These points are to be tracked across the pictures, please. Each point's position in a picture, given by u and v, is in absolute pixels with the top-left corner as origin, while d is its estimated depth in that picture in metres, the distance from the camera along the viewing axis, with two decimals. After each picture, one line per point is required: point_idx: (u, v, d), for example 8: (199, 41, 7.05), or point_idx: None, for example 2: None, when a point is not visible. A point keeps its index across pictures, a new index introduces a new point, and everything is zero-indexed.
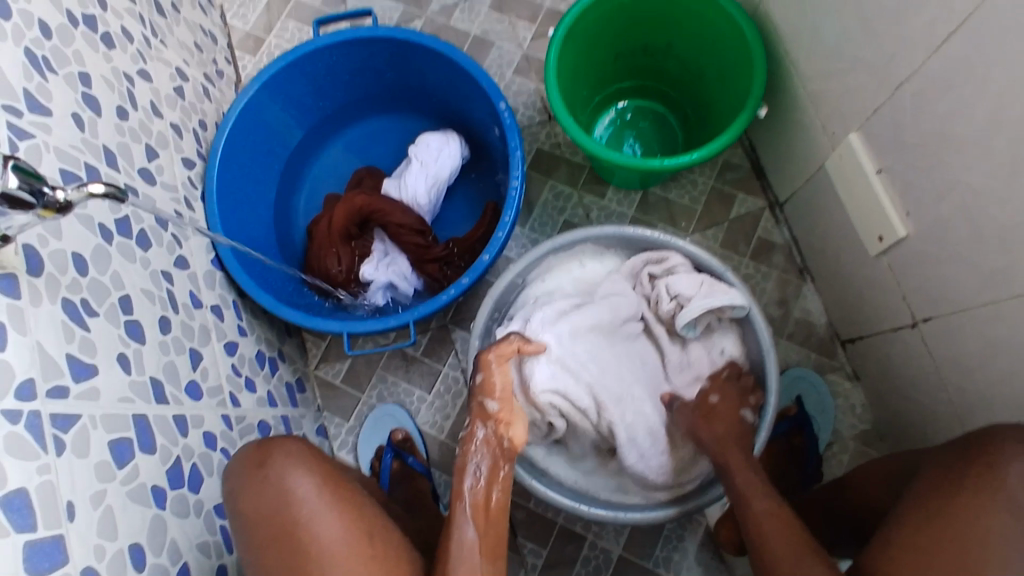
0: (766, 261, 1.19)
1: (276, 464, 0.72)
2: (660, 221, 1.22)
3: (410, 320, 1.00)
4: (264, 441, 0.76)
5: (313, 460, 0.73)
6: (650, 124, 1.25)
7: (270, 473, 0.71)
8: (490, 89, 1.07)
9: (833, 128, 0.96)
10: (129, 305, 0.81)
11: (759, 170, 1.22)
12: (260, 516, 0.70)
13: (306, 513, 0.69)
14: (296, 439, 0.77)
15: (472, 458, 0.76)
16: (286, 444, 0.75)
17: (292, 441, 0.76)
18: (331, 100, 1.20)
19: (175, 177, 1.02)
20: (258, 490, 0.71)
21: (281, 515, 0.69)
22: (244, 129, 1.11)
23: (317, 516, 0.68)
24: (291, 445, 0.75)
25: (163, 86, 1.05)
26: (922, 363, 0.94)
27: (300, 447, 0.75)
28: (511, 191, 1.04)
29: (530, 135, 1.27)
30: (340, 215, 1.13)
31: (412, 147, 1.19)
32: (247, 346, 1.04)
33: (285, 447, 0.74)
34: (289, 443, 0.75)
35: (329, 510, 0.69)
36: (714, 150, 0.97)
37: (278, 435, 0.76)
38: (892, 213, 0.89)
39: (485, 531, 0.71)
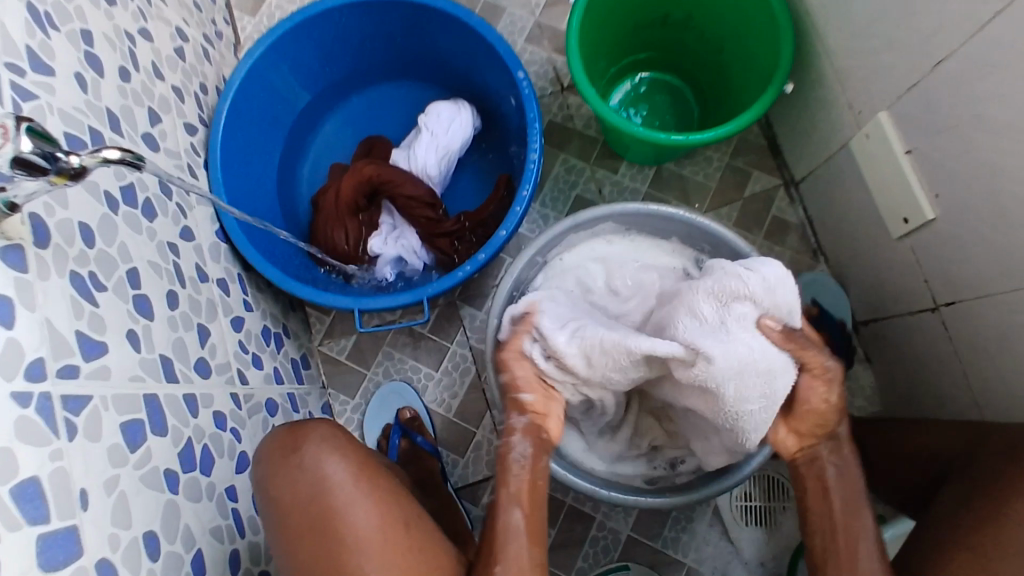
0: (780, 241, 1.17)
1: (310, 449, 0.73)
2: (673, 199, 1.20)
3: (424, 296, 0.97)
4: (297, 425, 0.77)
5: (347, 446, 0.75)
6: (665, 98, 1.22)
7: (304, 458, 0.73)
8: (508, 56, 1.02)
9: (860, 107, 0.94)
10: (136, 279, 0.77)
11: (775, 147, 1.20)
12: (293, 500, 0.71)
13: (342, 498, 0.71)
14: (327, 423, 0.78)
15: (511, 444, 0.78)
16: (318, 428, 0.76)
17: (324, 425, 0.77)
18: (337, 66, 1.15)
19: (178, 143, 0.97)
20: (292, 475, 0.72)
21: (316, 500, 0.71)
22: (248, 94, 1.05)
23: (352, 503, 0.71)
24: (323, 430, 0.76)
25: (164, 46, 0.99)
26: (939, 347, 0.93)
27: (331, 432, 0.76)
28: (530, 164, 1.00)
29: (542, 107, 1.23)
30: (347, 186, 1.09)
31: (422, 116, 1.15)
32: (254, 322, 1.00)
33: (320, 432, 0.75)
34: (321, 428, 0.76)
35: (365, 497, 0.72)
36: (739, 125, 0.94)
37: (311, 419, 0.77)
38: (920, 195, 0.88)
39: (530, 513, 0.75)
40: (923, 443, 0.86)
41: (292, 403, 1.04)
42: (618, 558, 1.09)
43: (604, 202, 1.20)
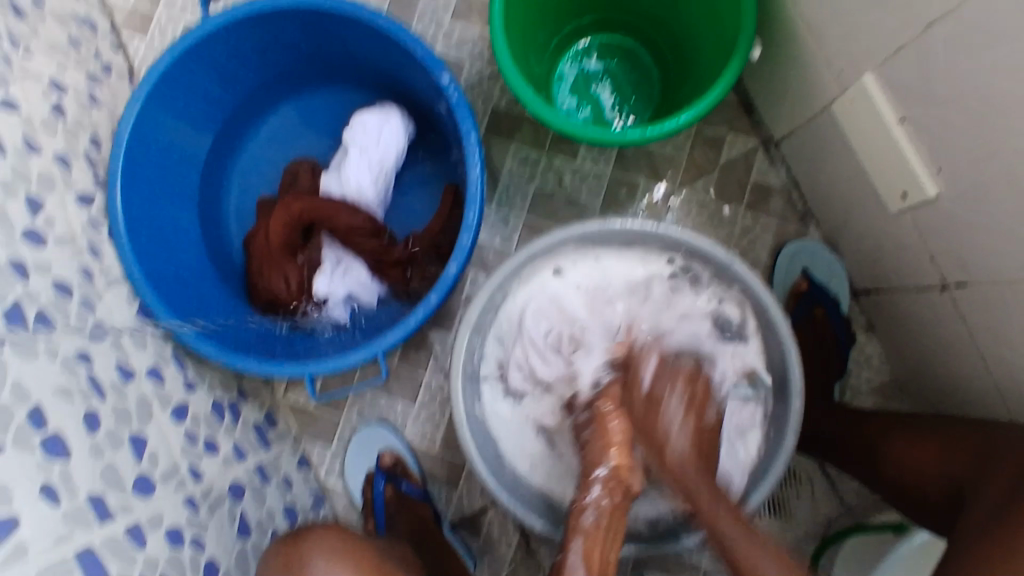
0: (764, 209, 1.06)
1: (316, 565, 0.73)
2: (642, 177, 1.08)
3: (378, 350, 0.88)
4: (298, 539, 0.76)
5: (352, 558, 0.75)
6: (618, 63, 1.08)
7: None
8: (428, 59, 0.89)
9: (840, 67, 0.81)
10: (42, 418, 0.68)
11: (747, 103, 1.07)
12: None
13: None
14: (332, 533, 0.77)
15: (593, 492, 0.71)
16: (320, 542, 0.75)
17: (321, 536, 0.76)
18: (240, 87, 1.01)
19: (71, 224, 0.85)
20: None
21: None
22: (144, 144, 0.92)
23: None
24: (327, 543, 0.75)
25: (38, 109, 0.85)
26: (952, 325, 0.84)
27: (334, 543, 0.76)
28: (471, 183, 0.88)
29: (482, 94, 1.09)
30: (277, 228, 0.98)
31: (347, 131, 1.02)
32: (199, 402, 0.91)
33: (320, 545, 0.75)
34: (326, 541, 0.76)
35: None
36: (703, 109, 0.82)
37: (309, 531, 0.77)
38: (918, 169, 0.76)
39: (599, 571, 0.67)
40: (912, 462, 0.75)
41: (262, 476, 0.96)
42: (631, 570, 1.05)
43: (567, 192, 1.08)
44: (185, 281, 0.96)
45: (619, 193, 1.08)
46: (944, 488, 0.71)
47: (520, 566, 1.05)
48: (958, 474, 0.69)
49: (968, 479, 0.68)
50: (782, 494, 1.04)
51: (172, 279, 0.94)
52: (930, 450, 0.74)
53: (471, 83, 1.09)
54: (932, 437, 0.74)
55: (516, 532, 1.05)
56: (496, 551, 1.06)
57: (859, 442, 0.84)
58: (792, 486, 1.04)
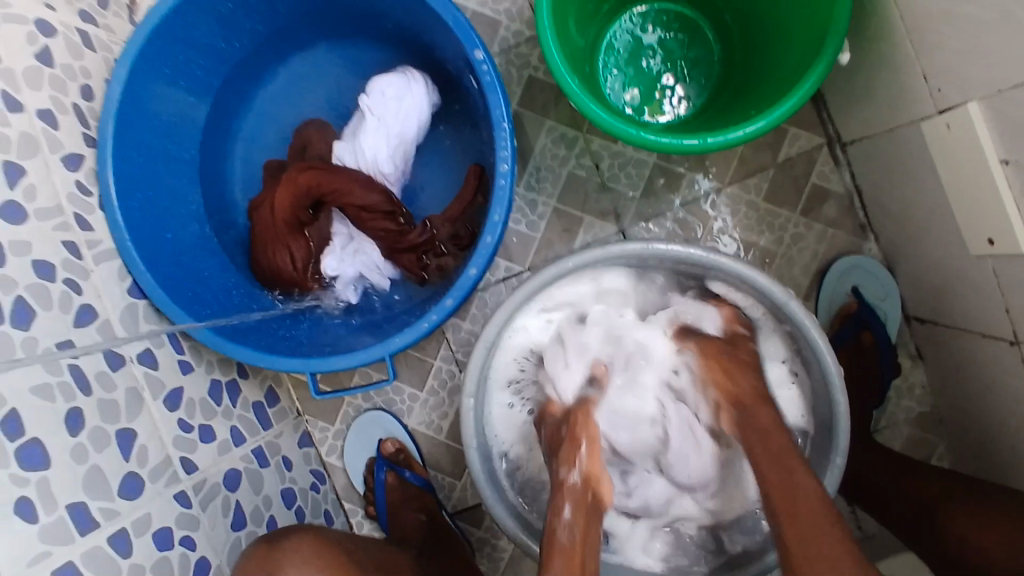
0: (820, 216, 0.96)
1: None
2: (690, 170, 0.98)
3: (386, 352, 0.82)
4: (273, 545, 0.72)
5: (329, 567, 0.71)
6: (675, 36, 0.96)
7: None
8: (462, 31, 0.78)
9: (938, 84, 0.69)
10: (18, 423, 0.63)
11: (818, 95, 0.95)
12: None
13: None
14: (308, 544, 0.73)
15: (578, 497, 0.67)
16: (299, 554, 0.71)
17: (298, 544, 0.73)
18: (247, 37, 0.90)
19: (56, 192, 0.77)
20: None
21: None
22: (138, 102, 0.83)
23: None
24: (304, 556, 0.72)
25: (20, 58, 0.75)
26: (1015, 382, 0.76)
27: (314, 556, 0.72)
28: (500, 179, 0.79)
29: (519, 59, 0.97)
30: (284, 199, 0.89)
31: (364, 95, 0.91)
32: (195, 386, 0.86)
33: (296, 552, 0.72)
34: (301, 554, 0.72)
35: None
36: (775, 118, 0.71)
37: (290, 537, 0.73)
38: (1014, 219, 0.66)
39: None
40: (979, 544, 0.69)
41: (260, 460, 0.92)
42: None
43: (604, 179, 0.98)
44: (184, 253, 0.89)
45: (660, 188, 0.98)
46: None
47: (520, 564, 1.02)
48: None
49: None
50: None
51: (168, 251, 0.87)
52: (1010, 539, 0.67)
53: (507, 46, 0.97)
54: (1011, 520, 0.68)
55: None
56: (497, 543, 1.03)
57: (918, 505, 0.77)
58: None
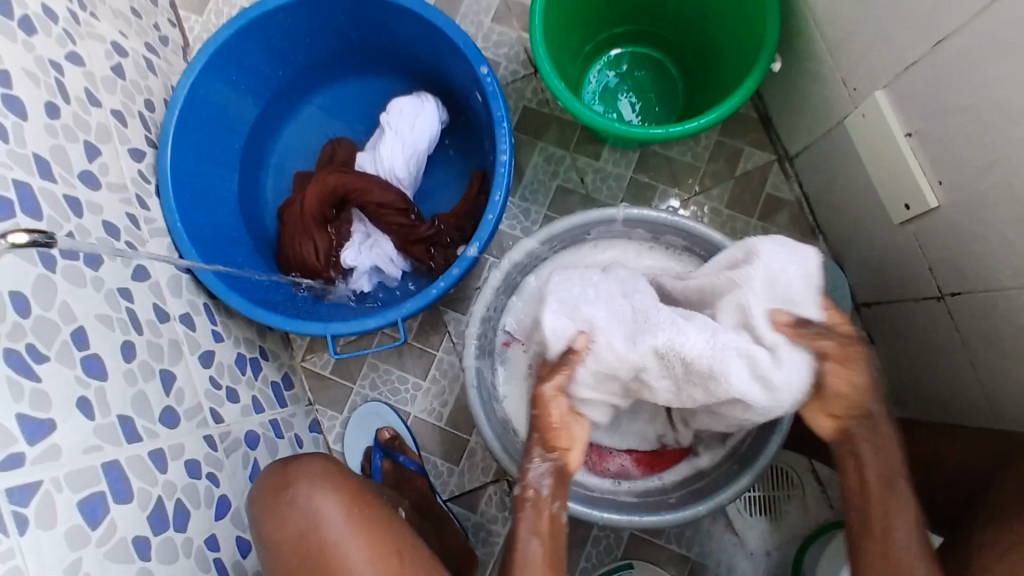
0: (776, 220, 1.11)
1: (301, 487, 0.73)
2: (661, 182, 1.13)
3: (398, 316, 0.93)
4: (290, 462, 0.76)
5: (338, 479, 0.74)
6: (645, 73, 1.14)
7: (295, 496, 0.72)
8: (469, 52, 0.95)
9: (854, 83, 0.86)
10: (84, 337, 0.73)
11: (767, 120, 1.12)
12: (281, 539, 0.71)
13: (333, 534, 0.70)
14: (320, 460, 0.77)
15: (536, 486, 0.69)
16: (310, 465, 0.75)
17: (316, 461, 0.76)
18: (288, 67, 1.08)
19: (122, 174, 0.91)
20: (281, 513, 0.72)
21: (305, 538, 0.70)
22: (195, 109, 0.98)
23: (343, 539, 0.70)
24: (317, 467, 0.75)
25: (100, 67, 0.91)
26: (947, 335, 0.88)
27: (325, 469, 0.75)
28: (500, 166, 0.93)
29: (515, 92, 1.15)
30: (312, 199, 1.03)
31: (383, 114, 1.08)
32: (225, 353, 0.96)
33: (310, 467, 0.75)
34: (313, 466, 0.75)
35: (355, 533, 0.70)
36: (725, 111, 0.87)
37: (302, 457, 0.76)
38: (921, 182, 0.81)
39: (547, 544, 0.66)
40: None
41: (275, 430, 1.00)
42: (621, 556, 1.07)
43: (588, 191, 1.13)
44: (222, 240, 1.02)
45: (636, 198, 1.13)
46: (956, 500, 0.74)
47: None
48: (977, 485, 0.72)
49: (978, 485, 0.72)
50: (774, 495, 1.06)
51: (208, 236, 1.00)
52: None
53: (505, 82, 1.16)
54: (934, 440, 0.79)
55: (512, 511, 1.09)
56: (492, 529, 1.09)
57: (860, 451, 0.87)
58: (784, 488, 1.06)
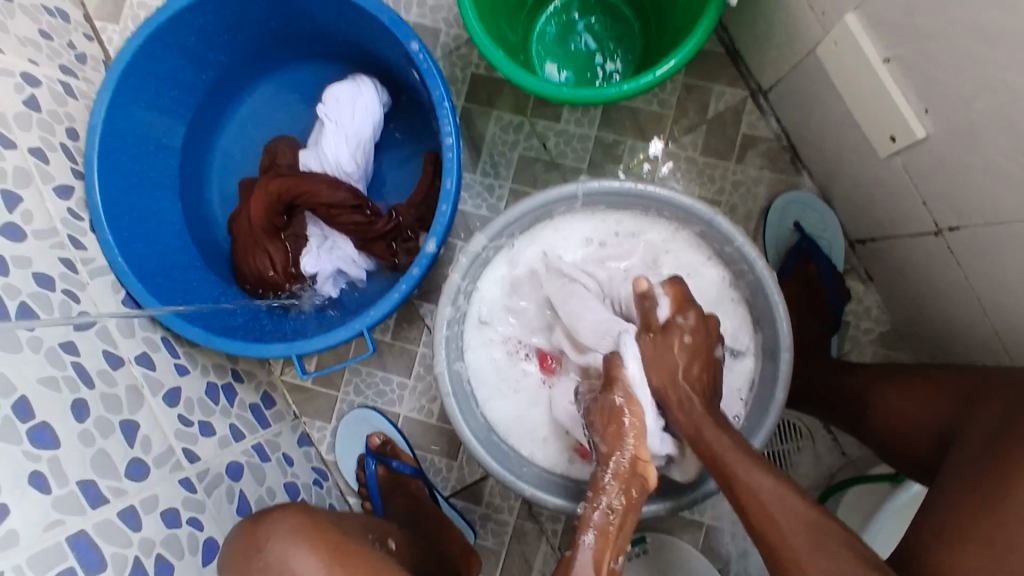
0: (756, 162, 1.04)
1: (272, 548, 0.71)
2: (629, 136, 1.05)
3: (364, 326, 0.88)
4: (259, 521, 0.75)
5: (311, 534, 0.72)
6: (598, 19, 1.04)
7: (267, 558, 0.70)
8: (398, 28, 0.86)
9: (822, 8, 0.77)
10: (28, 409, 0.68)
11: (735, 53, 1.03)
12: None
13: None
14: (291, 514, 0.75)
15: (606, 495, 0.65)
16: (282, 521, 0.74)
17: (287, 516, 0.74)
18: (211, 69, 1.00)
19: (50, 217, 0.84)
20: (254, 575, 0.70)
21: None
22: (117, 133, 0.92)
23: None
24: (289, 523, 0.74)
25: (10, 104, 0.84)
26: (949, 270, 0.82)
27: (297, 524, 0.73)
28: (447, 151, 0.86)
29: (460, 60, 1.07)
30: (258, 208, 0.97)
31: (321, 105, 1.00)
32: (193, 386, 0.92)
33: (280, 525, 0.73)
34: (285, 522, 0.73)
35: None
36: (686, 57, 0.79)
37: (274, 513, 0.75)
38: (906, 112, 0.73)
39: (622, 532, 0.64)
40: (903, 407, 0.75)
41: (261, 455, 0.97)
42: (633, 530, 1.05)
43: (552, 156, 1.06)
44: (171, 267, 0.97)
45: (603, 158, 1.05)
46: (932, 442, 0.69)
47: (522, 532, 1.06)
48: (946, 417, 0.68)
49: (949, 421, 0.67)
50: (783, 449, 1.02)
51: (156, 266, 0.94)
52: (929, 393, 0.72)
53: (448, 50, 1.07)
54: (915, 381, 0.75)
55: (517, 498, 1.06)
56: (499, 518, 1.06)
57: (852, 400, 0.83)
58: (793, 440, 1.02)
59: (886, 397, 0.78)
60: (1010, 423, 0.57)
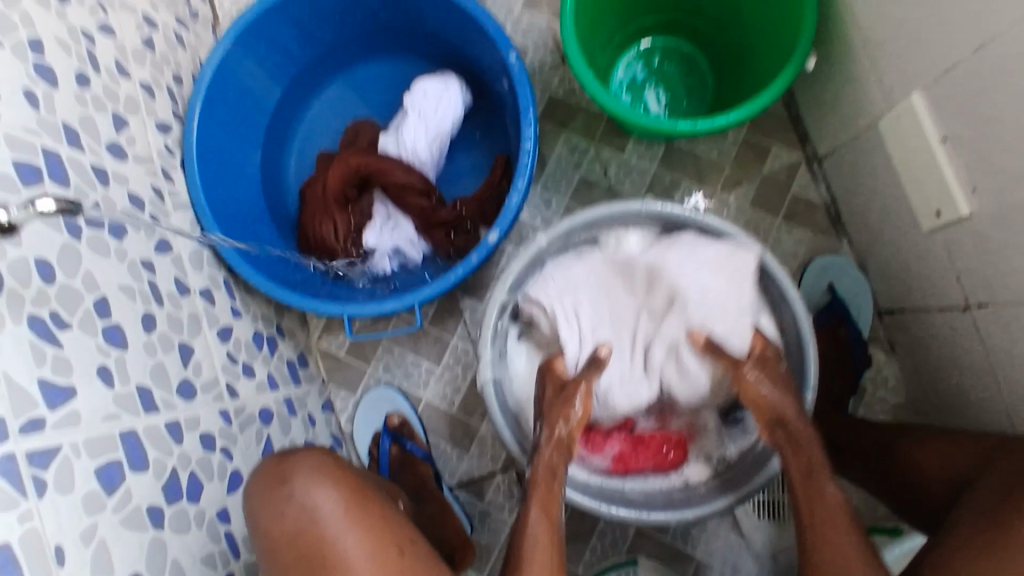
0: (801, 221, 1.10)
1: (297, 481, 0.74)
2: (685, 177, 1.12)
3: (415, 301, 0.94)
4: (284, 456, 0.77)
5: (334, 475, 0.75)
6: (675, 67, 1.12)
7: (292, 489, 0.73)
8: (498, 38, 0.94)
9: (889, 84, 0.85)
10: (106, 308, 0.73)
11: (797, 118, 1.11)
12: (281, 537, 0.71)
13: (331, 529, 0.71)
14: (317, 452, 0.78)
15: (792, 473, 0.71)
16: (306, 460, 0.76)
17: (313, 455, 0.77)
18: (316, 46, 1.09)
19: (149, 147, 0.91)
20: (278, 507, 0.73)
21: (303, 532, 0.71)
22: (223, 85, 0.99)
23: (342, 534, 0.71)
24: (314, 460, 0.76)
25: (130, 39, 0.91)
26: (971, 348, 0.87)
27: (319, 461, 0.76)
28: (525, 154, 0.92)
29: (542, 81, 1.14)
30: (334, 178, 1.03)
31: (406, 95, 1.07)
32: (243, 329, 0.97)
33: (306, 462, 0.76)
34: (310, 459, 0.76)
35: (354, 527, 0.71)
36: (760, 106, 0.85)
37: (300, 450, 0.77)
38: (954, 188, 0.79)
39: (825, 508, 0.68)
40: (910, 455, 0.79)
41: (289, 408, 1.01)
42: (626, 551, 1.07)
43: (610, 183, 1.12)
44: (242, 216, 1.03)
45: (659, 193, 1.12)
46: (937, 495, 0.74)
47: None
48: (952, 473, 0.73)
49: (963, 476, 0.72)
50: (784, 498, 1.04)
51: (230, 212, 1.01)
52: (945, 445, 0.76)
53: (532, 70, 1.15)
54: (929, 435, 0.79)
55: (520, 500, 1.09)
56: (498, 516, 1.10)
57: (859, 450, 0.88)
58: None
59: (899, 451, 0.81)
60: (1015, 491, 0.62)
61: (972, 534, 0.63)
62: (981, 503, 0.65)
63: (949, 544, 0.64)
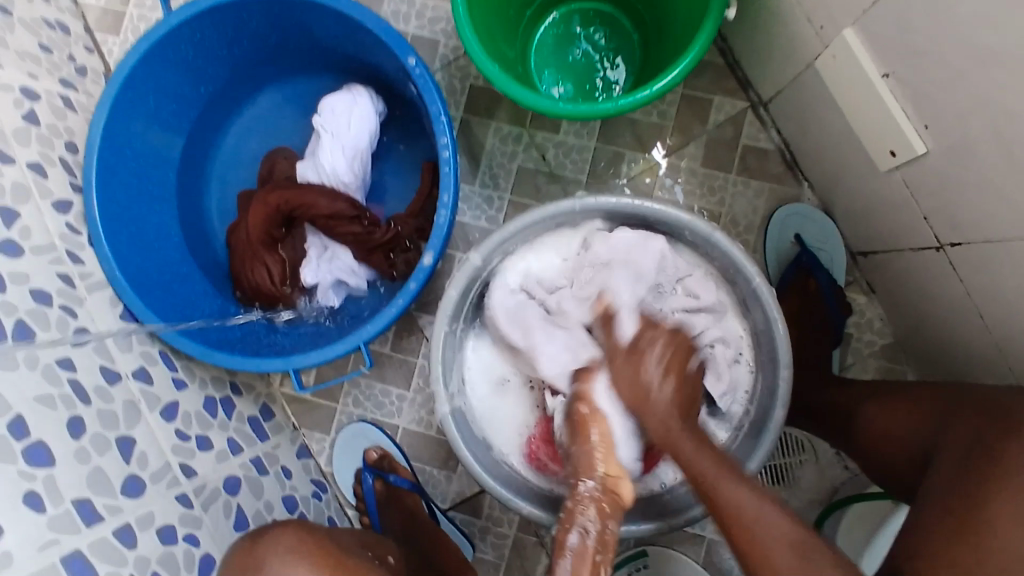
0: (758, 171, 1.03)
1: (270, 566, 0.69)
2: (628, 148, 1.05)
3: (360, 342, 0.88)
4: (256, 539, 0.72)
5: (310, 553, 0.71)
6: (597, 30, 1.04)
7: None
8: (394, 42, 0.86)
9: (820, 21, 0.77)
10: (23, 427, 0.68)
11: (735, 63, 1.03)
12: None
13: None
14: (290, 531, 0.73)
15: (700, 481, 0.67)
16: (280, 542, 0.71)
17: (283, 534, 0.72)
18: (210, 82, 1.01)
19: (48, 232, 0.84)
20: None
21: None
22: (116, 146, 0.92)
23: None
24: (289, 541, 0.72)
25: (8, 119, 0.84)
26: (950, 286, 0.81)
27: (293, 541, 0.72)
28: (445, 165, 0.85)
29: (459, 71, 1.06)
30: (257, 219, 0.97)
31: (317, 116, 1.00)
32: (190, 400, 0.92)
33: (279, 544, 0.71)
34: (283, 540, 0.72)
35: None
36: (686, 68, 0.78)
37: (271, 531, 0.73)
38: (906, 127, 0.72)
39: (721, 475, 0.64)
40: (886, 424, 0.76)
41: (259, 468, 0.96)
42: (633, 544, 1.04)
43: (551, 168, 1.06)
44: (167, 281, 0.97)
45: (602, 169, 1.05)
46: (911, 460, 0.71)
47: (522, 545, 1.05)
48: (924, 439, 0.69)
49: (931, 439, 0.68)
50: (785, 462, 1.02)
51: (153, 279, 0.95)
52: (914, 412, 0.72)
53: (447, 62, 1.07)
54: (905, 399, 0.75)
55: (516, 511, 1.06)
56: (498, 531, 1.06)
57: (840, 418, 0.84)
58: (795, 454, 1.02)
59: (880, 420, 0.76)
60: (987, 452, 0.58)
61: (947, 504, 0.58)
62: (950, 470, 0.61)
63: (920, 520, 0.60)
